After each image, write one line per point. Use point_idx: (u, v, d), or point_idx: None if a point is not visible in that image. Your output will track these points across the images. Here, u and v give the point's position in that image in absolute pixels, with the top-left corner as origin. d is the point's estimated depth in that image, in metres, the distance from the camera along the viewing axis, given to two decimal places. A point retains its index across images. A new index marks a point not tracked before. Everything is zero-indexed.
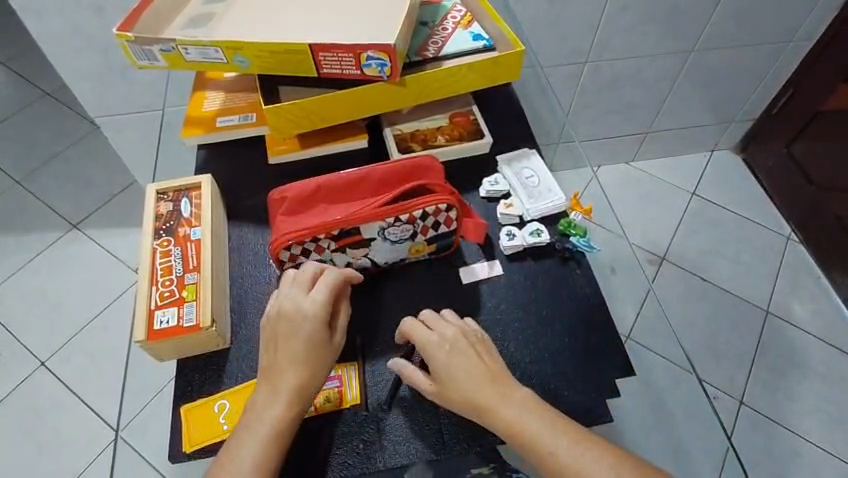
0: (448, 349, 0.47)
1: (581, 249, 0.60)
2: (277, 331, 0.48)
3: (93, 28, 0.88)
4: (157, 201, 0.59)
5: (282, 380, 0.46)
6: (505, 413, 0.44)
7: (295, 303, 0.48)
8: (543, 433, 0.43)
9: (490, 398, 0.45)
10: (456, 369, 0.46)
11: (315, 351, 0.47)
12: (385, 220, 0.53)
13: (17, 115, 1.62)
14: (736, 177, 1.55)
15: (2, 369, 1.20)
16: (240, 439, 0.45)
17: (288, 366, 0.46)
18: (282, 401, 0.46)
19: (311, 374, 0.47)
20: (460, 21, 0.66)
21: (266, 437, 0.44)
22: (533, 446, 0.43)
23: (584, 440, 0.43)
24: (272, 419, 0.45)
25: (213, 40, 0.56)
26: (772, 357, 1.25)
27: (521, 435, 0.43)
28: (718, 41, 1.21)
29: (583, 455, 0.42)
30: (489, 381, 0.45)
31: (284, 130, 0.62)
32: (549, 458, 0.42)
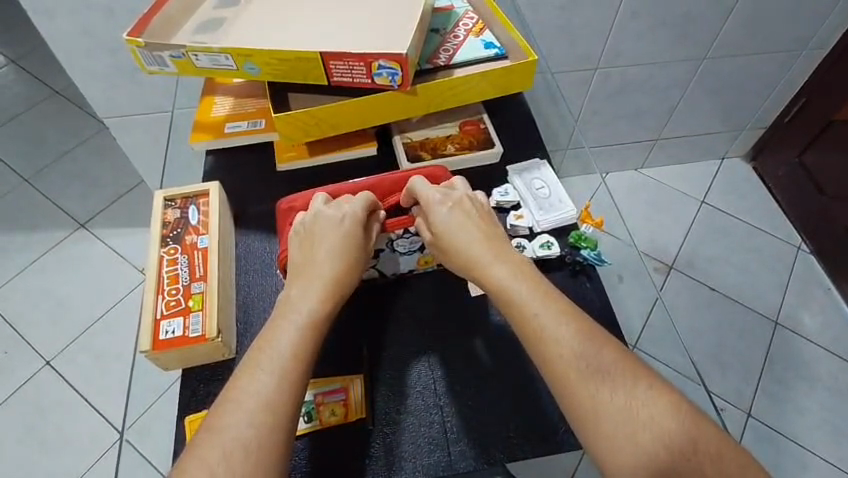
0: (449, 208, 0.51)
1: (591, 261, 0.59)
2: (313, 230, 0.50)
3: (102, 30, 0.88)
4: (165, 208, 0.58)
5: (319, 273, 0.47)
6: (494, 271, 0.47)
7: (333, 209, 0.51)
8: (526, 297, 0.45)
9: (483, 257, 0.48)
10: (456, 228, 0.49)
11: (355, 245, 0.49)
12: (395, 231, 0.54)
13: (26, 113, 1.62)
14: (746, 185, 1.53)
15: (7, 367, 1.21)
16: (280, 322, 0.44)
17: (331, 258, 0.47)
18: (316, 289, 0.46)
19: (347, 267, 0.48)
20: (472, 29, 0.66)
21: (310, 321, 0.44)
22: (519, 307, 0.45)
23: (571, 315, 0.45)
24: (309, 306, 0.45)
25: (222, 47, 0.55)
26: (780, 368, 1.24)
27: (507, 295, 0.46)
28: (729, 49, 1.20)
29: (562, 326, 0.43)
30: (485, 242, 0.49)
31: (293, 137, 0.62)
32: (531, 319, 0.44)
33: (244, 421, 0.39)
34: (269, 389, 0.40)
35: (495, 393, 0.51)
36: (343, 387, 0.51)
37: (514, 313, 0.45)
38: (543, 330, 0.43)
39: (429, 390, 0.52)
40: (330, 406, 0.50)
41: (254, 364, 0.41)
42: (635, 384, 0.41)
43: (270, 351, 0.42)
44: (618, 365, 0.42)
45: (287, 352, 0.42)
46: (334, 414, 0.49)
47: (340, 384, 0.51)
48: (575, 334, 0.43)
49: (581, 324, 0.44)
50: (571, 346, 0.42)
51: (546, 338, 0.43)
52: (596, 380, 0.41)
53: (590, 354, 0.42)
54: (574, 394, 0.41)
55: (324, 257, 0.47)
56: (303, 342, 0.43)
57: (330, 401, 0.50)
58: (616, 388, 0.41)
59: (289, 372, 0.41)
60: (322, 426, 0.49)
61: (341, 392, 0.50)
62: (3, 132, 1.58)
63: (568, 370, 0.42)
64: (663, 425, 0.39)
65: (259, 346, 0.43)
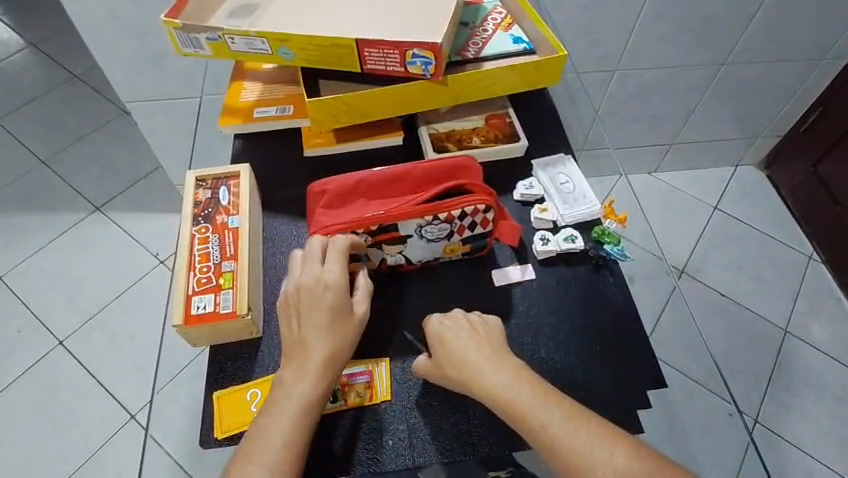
0: (449, 323, 0.49)
1: (614, 256, 0.60)
2: (299, 298, 0.48)
3: (131, 14, 0.89)
4: (196, 187, 0.59)
5: (308, 353, 0.46)
6: (495, 383, 0.44)
7: (314, 276, 0.49)
8: (533, 404, 0.43)
9: (483, 366, 0.45)
10: (454, 343, 0.47)
11: (342, 321, 0.48)
12: (425, 217, 0.54)
13: (45, 96, 1.64)
14: (760, 193, 1.53)
15: (22, 345, 1.22)
16: (273, 412, 0.44)
17: (318, 339, 0.46)
18: (311, 372, 0.45)
19: (339, 341, 0.47)
20: (500, 23, 0.67)
21: (303, 407, 0.44)
22: (526, 417, 0.43)
23: (579, 417, 0.42)
24: (300, 390, 0.45)
25: (259, 31, 0.56)
26: (788, 376, 1.24)
27: (509, 403, 0.43)
28: (749, 55, 1.20)
29: (571, 429, 0.41)
30: (488, 353, 0.46)
31: (323, 124, 0.62)
32: (539, 429, 0.42)
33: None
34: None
35: None
36: (367, 369, 0.52)
37: (526, 422, 0.43)
38: (553, 440, 0.41)
39: None
40: (354, 387, 0.51)
41: (251, 458, 0.42)
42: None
43: (262, 445, 0.42)
44: (628, 464, 0.40)
45: (281, 444, 0.42)
46: (358, 394, 0.50)
47: (365, 366, 0.52)
48: (586, 437, 0.41)
49: (589, 424, 0.42)
50: (585, 456, 0.40)
51: (555, 445, 0.41)
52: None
53: (600, 460, 0.40)
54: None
55: (312, 337, 0.46)
56: (295, 431, 0.43)
57: (355, 381, 0.51)
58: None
59: (283, 467, 0.42)
60: (346, 405, 0.50)
61: (366, 374, 0.51)
62: (22, 113, 1.60)
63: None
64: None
65: (252, 438, 0.43)
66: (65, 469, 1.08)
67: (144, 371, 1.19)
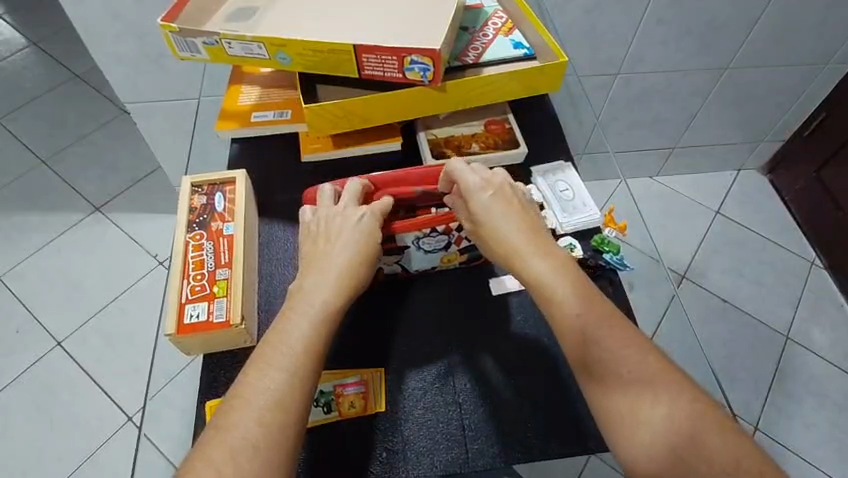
0: (495, 198, 0.50)
1: (613, 266, 0.59)
2: (326, 226, 0.51)
3: (131, 16, 0.89)
4: (191, 193, 0.59)
5: (333, 264, 0.48)
6: (531, 263, 0.47)
7: (350, 207, 0.52)
8: (565, 291, 0.45)
9: (523, 247, 0.47)
10: (493, 223, 0.49)
11: (364, 242, 0.50)
12: (421, 230, 0.54)
13: (46, 95, 1.64)
14: (762, 198, 1.52)
15: (20, 345, 1.22)
16: (292, 316, 0.45)
17: (339, 253, 0.49)
18: (333, 282, 0.47)
19: (364, 258, 0.49)
20: (501, 28, 0.66)
21: (322, 315, 0.45)
22: (559, 303, 0.45)
23: (610, 315, 0.44)
24: (323, 298, 0.46)
25: (256, 36, 0.56)
26: (789, 383, 1.23)
27: (543, 284, 0.46)
28: (754, 59, 1.19)
29: (603, 325, 0.44)
30: (528, 232, 0.48)
31: (321, 130, 0.62)
32: (569, 317, 0.44)
33: (253, 414, 0.40)
34: (279, 385, 0.41)
35: (519, 395, 0.51)
36: (363, 380, 0.51)
37: (551, 308, 0.45)
38: (583, 331, 0.43)
39: (449, 387, 0.52)
40: (349, 399, 0.50)
41: (268, 356, 0.43)
42: (669, 388, 0.41)
43: (279, 345, 0.43)
44: (662, 376, 0.42)
45: (297, 346, 0.43)
46: (353, 406, 0.50)
47: (359, 377, 0.51)
48: (614, 339, 0.43)
49: (616, 327, 0.44)
50: (612, 353, 0.42)
51: (580, 337, 0.43)
52: (629, 382, 0.42)
53: (637, 364, 0.42)
54: (611, 392, 0.42)
55: (341, 251, 0.49)
56: (312, 341, 0.44)
57: (349, 393, 0.50)
58: (652, 391, 0.41)
59: (300, 368, 0.42)
60: (341, 417, 0.50)
61: (360, 385, 0.51)
62: (23, 113, 1.59)
63: (610, 370, 0.42)
64: (698, 423, 0.40)
65: (272, 339, 0.44)
66: (62, 470, 1.08)
67: (142, 373, 1.18)
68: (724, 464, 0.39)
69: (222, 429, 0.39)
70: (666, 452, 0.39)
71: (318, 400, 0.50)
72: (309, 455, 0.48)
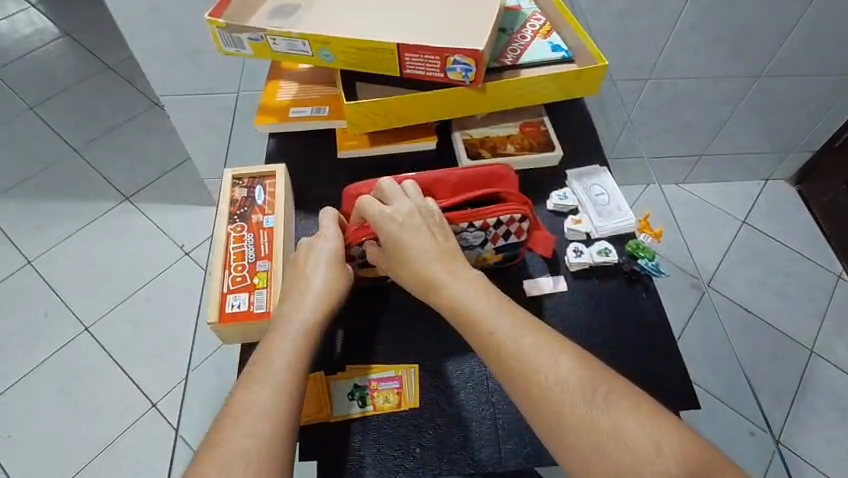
0: (409, 225, 0.49)
1: (649, 272, 0.59)
2: (306, 251, 0.51)
3: (170, 10, 0.90)
4: (233, 186, 0.60)
5: (309, 279, 0.49)
6: (450, 291, 0.45)
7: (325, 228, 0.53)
8: (484, 316, 0.44)
9: (438, 276, 0.46)
10: (405, 251, 0.48)
11: (340, 270, 0.50)
12: (460, 224, 0.54)
13: (79, 85, 1.67)
14: (790, 209, 1.50)
15: (49, 330, 1.25)
16: (278, 334, 0.45)
17: (320, 278, 0.49)
18: (309, 295, 0.48)
19: (339, 275, 0.50)
20: (539, 30, 0.66)
21: (306, 327, 0.46)
22: (476, 325, 0.44)
23: (531, 329, 0.43)
24: (304, 311, 0.47)
25: (301, 33, 0.56)
26: (812, 398, 1.21)
27: (462, 314, 0.44)
28: (788, 67, 1.17)
29: (524, 340, 0.42)
30: (440, 257, 0.47)
31: (360, 126, 0.63)
32: (486, 337, 0.43)
33: (246, 425, 0.40)
34: (274, 399, 0.41)
35: None
36: (397, 375, 0.52)
37: (473, 335, 0.44)
38: (501, 349, 0.42)
39: (481, 385, 0.52)
40: (383, 393, 0.51)
41: (257, 371, 0.43)
42: (592, 387, 0.40)
43: (269, 357, 0.44)
44: (595, 381, 0.40)
45: (287, 357, 0.44)
46: (387, 401, 0.51)
47: (394, 372, 0.52)
48: (532, 351, 0.42)
49: (536, 337, 0.42)
50: (531, 366, 0.41)
51: (504, 357, 0.42)
52: (553, 394, 0.40)
53: (569, 375, 0.40)
54: (535, 408, 0.40)
55: (317, 267, 0.50)
56: (300, 358, 0.44)
57: (383, 388, 0.51)
58: (581, 394, 0.40)
59: (291, 381, 0.43)
60: (375, 411, 0.51)
61: (395, 380, 0.52)
62: (56, 102, 1.63)
63: (542, 388, 0.40)
64: (628, 417, 0.39)
65: (261, 358, 0.44)
66: (86, 452, 1.10)
67: (165, 361, 1.21)
68: (647, 453, 0.37)
69: (218, 446, 0.39)
70: (616, 463, 0.37)
71: (353, 395, 0.51)
72: (346, 447, 0.49)
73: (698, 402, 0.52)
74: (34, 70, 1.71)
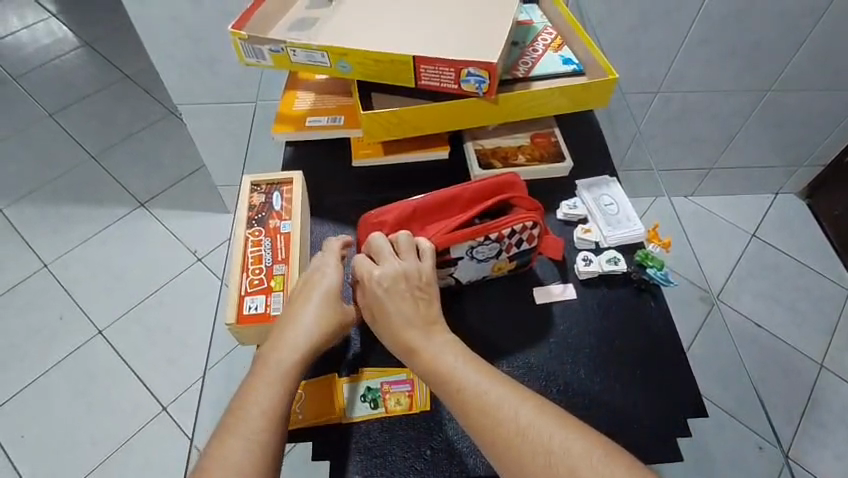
0: (391, 286, 0.49)
1: (657, 281, 0.60)
2: (300, 293, 0.51)
3: (191, 22, 0.93)
4: (251, 191, 0.62)
5: (293, 326, 0.48)
6: (424, 351, 0.46)
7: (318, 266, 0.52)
8: (455, 371, 0.44)
9: (414, 336, 0.47)
10: (383, 314, 0.48)
11: (326, 313, 0.49)
12: (475, 239, 0.55)
13: (98, 93, 1.71)
14: (800, 223, 1.50)
15: (64, 332, 1.27)
16: (259, 378, 0.45)
17: (309, 319, 0.48)
18: (291, 345, 0.47)
19: (326, 328, 0.49)
20: (551, 44, 0.68)
21: (285, 374, 0.45)
22: (444, 381, 0.44)
23: (502, 385, 0.43)
24: (285, 359, 0.46)
25: (320, 45, 0.58)
26: (822, 412, 1.20)
27: (435, 371, 0.45)
28: (797, 82, 1.18)
29: (492, 393, 0.43)
30: (418, 318, 0.48)
31: (375, 136, 0.64)
32: (456, 393, 0.43)
33: (221, 477, 0.39)
34: (249, 449, 0.41)
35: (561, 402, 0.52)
36: (409, 378, 0.53)
37: (445, 391, 0.44)
38: (468, 403, 0.43)
39: None
40: (395, 396, 0.52)
41: (233, 424, 0.42)
42: (557, 434, 0.40)
43: (247, 409, 0.43)
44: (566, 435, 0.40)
45: (261, 409, 0.43)
46: (399, 403, 0.52)
47: (406, 375, 0.53)
48: (496, 405, 0.42)
49: (502, 391, 0.43)
50: (496, 416, 0.41)
51: (472, 410, 0.42)
52: (516, 442, 0.40)
53: (537, 428, 0.40)
54: (499, 456, 0.40)
55: (305, 315, 0.49)
56: (276, 404, 0.44)
57: (395, 390, 0.52)
58: (546, 448, 0.39)
59: (266, 430, 0.42)
60: (387, 413, 0.52)
61: (407, 383, 0.53)
62: (76, 109, 1.67)
63: (509, 440, 0.40)
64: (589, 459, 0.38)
65: (240, 405, 0.43)
66: (97, 453, 1.12)
67: (177, 364, 1.22)
68: None
69: None
70: None
71: (365, 396, 0.52)
72: (360, 447, 0.50)
73: (706, 409, 0.53)
74: (54, 78, 1.75)
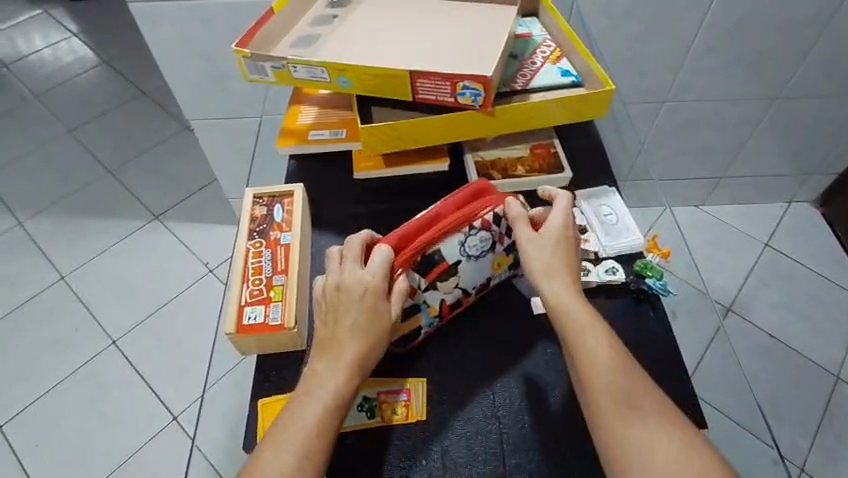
0: (563, 228, 0.54)
1: (656, 290, 0.59)
2: (344, 289, 0.50)
3: (201, 41, 0.96)
4: (254, 204, 0.64)
5: (345, 346, 0.48)
6: (562, 302, 0.50)
7: (354, 273, 0.51)
8: (588, 330, 0.48)
9: (559, 288, 0.50)
10: (542, 251, 0.52)
11: (372, 329, 0.49)
12: (464, 230, 0.56)
13: (114, 110, 1.76)
14: (814, 232, 1.47)
15: (79, 343, 1.29)
16: (305, 398, 0.46)
17: (353, 336, 0.48)
18: (342, 369, 0.47)
19: (370, 340, 0.49)
20: (549, 56, 0.69)
21: (331, 402, 0.46)
22: (581, 337, 0.48)
23: (626, 360, 0.47)
24: (334, 386, 0.46)
25: (320, 61, 0.60)
26: (840, 426, 1.17)
27: (566, 319, 0.49)
28: (805, 90, 1.17)
29: (617, 367, 0.46)
30: (569, 275, 0.52)
31: (374, 149, 0.65)
32: (590, 349, 0.47)
33: None
34: (291, 465, 0.43)
35: (560, 419, 0.52)
36: (406, 388, 0.54)
37: (573, 338, 0.48)
38: (597, 365, 0.46)
39: (488, 401, 0.53)
40: (392, 405, 0.53)
41: (278, 437, 0.44)
42: (665, 430, 0.43)
43: (291, 428, 0.44)
44: (670, 427, 0.43)
45: (307, 430, 0.44)
46: (396, 412, 0.52)
47: (404, 385, 0.54)
48: (633, 391, 0.45)
49: (626, 365, 0.46)
50: (620, 387, 0.45)
51: (597, 366, 0.46)
52: (630, 417, 0.44)
53: (647, 412, 0.44)
54: (607, 416, 0.44)
55: (349, 332, 0.48)
56: (323, 424, 0.45)
57: (392, 400, 0.53)
58: (654, 429, 0.43)
59: (314, 448, 0.44)
60: (383, 423, 0.52)
61: (404, 393, 0.54)
62: (93, 126, 1.71)
63: (621, 411, 0.44)
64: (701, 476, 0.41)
65: (288, 419, 0.45)
66: (108, 463, 1.13)
67: (187, 373, 1.24)
68: None
69: None
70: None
71: (362, 406, 0.53)
72: (354, 456, 0.51)
73: (706, 421, 0.52)
74: (73, 96, 1.80)
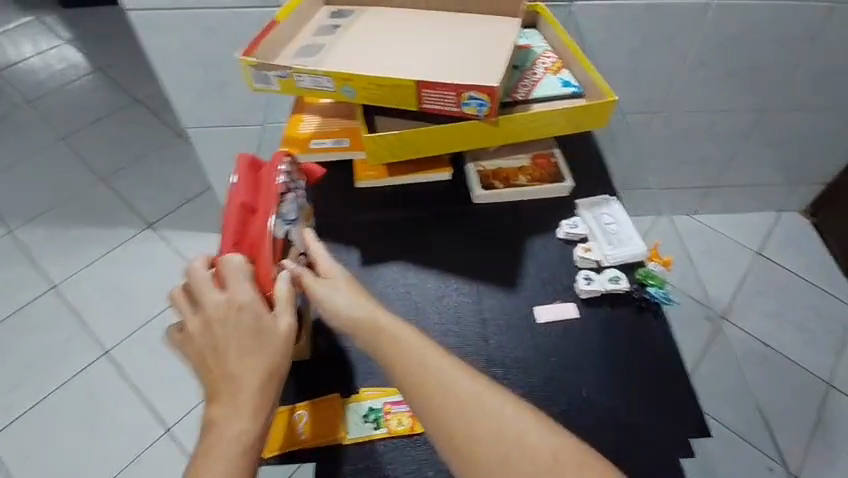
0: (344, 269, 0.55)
1: (658, 300, 0.60)
2: (220, 327, 0.48)
3: (200, 49, 0.96)
4: None
5: (241, 381, 0.46)
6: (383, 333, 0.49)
7: (221, 301, 0.49)
8: (418, 355, 0.47)
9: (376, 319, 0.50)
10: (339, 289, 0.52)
11: (264, 356, 0.47)
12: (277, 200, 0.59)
13: (108, 117, 1.74)
14: (804, 241, 1.49)
15: (71, 353, 1.27)
16: (212, 452, 0.43)
17: (248, 370, 0.47)
18: (245, 409, 0.45)
19: (266, 368, 0.47)
20: (550, 67, 0.69)
21: (242, 444, 0.44)
22: (414, 364, 0.46)
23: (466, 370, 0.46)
24: (239, 427, 0.45)
25: (325, 71, 0.60)
26: (831, 433, 1.18)
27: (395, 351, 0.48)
28: (794, 102, 1.20)
29: (462, 381, 0.45)
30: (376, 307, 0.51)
31: (378, 158, 0.66)
32: (423, 373, 0.46)
33: None
34: None
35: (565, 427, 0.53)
36: None
37: (404, 368, 0.47)
38: (438, 386, 0.45)
39: None
40: (396, 416, 0.56)
41: None
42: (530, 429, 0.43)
43: None
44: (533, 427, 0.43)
45: None
46: (400, 423, 0.55)
47: None
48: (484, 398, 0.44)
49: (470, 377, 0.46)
50: (472, 401, 0.44)
51: (439, 388, 0.45)
52: (491, 425, 0.43)
53: (506, 419, 0.43)
54: (465, 434, 0.43)
55: (244, 368, 0.47)
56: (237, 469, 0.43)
57: (396, 411, 0.56)
58: (519, 434, 0.42)
59: None
60: (387, 434, 0.55)
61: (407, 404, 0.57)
62: (87, 133, 1.70)
63: (479, 424, 0.43)
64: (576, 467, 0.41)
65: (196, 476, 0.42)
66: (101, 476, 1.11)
67: (181, 383, 1.22)
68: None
69: None
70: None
71: (367, 417, 0.56)
72: (361, 465, 0.54)
73: (710, 429, 0.53)
74: (66, 103, 1.79)
